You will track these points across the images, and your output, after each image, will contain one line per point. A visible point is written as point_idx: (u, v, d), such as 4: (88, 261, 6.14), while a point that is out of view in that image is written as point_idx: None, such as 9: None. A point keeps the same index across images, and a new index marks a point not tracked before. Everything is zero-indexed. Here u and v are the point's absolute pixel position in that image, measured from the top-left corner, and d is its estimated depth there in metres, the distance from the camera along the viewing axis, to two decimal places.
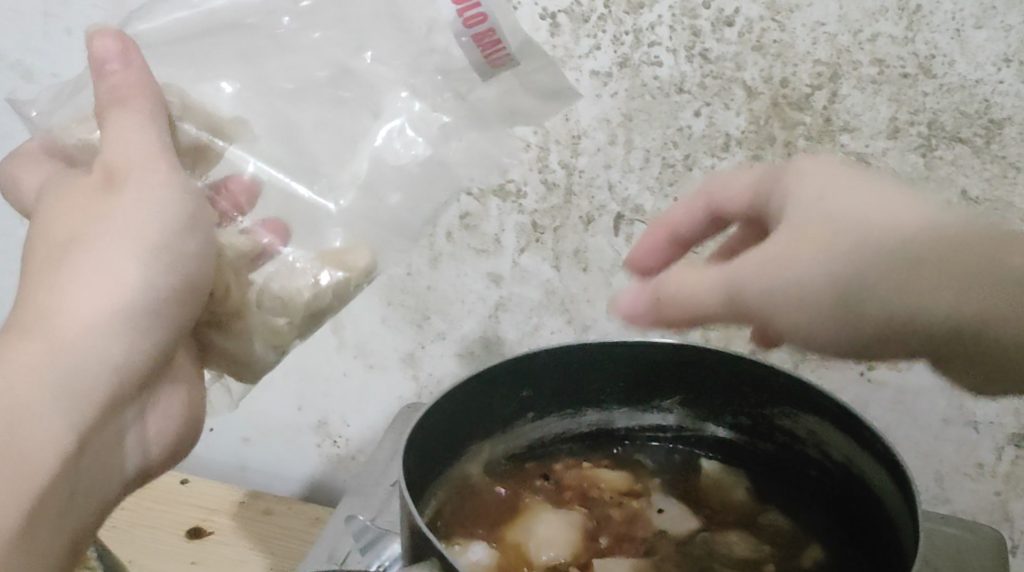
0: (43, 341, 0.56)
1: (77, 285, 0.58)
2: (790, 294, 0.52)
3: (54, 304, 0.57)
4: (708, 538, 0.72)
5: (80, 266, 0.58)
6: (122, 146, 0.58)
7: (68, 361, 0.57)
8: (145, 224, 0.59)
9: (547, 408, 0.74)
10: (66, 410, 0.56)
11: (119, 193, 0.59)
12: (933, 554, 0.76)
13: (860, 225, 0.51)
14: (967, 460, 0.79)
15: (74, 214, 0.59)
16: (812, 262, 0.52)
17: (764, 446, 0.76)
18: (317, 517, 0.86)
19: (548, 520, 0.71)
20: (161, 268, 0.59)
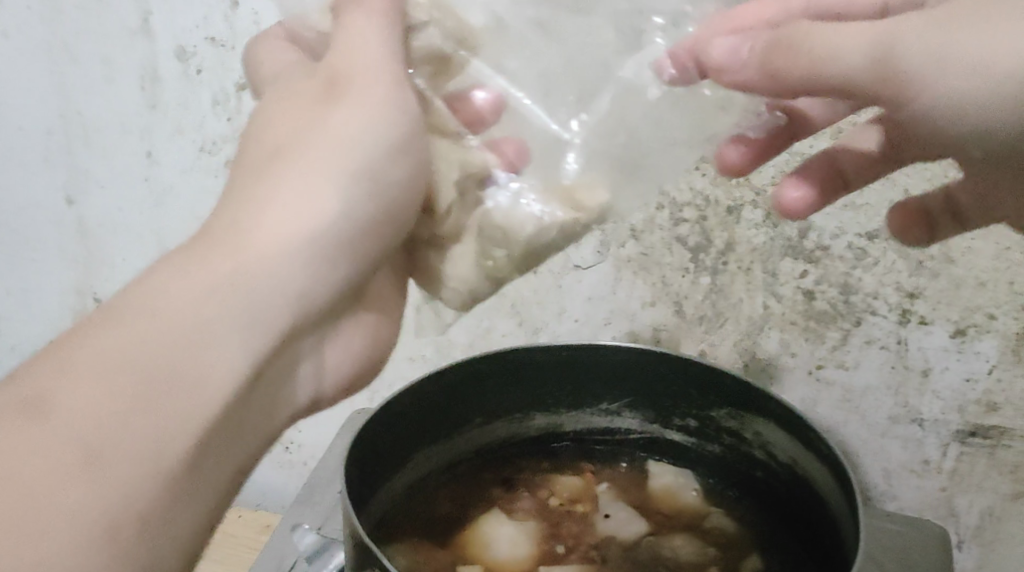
0: (236, 258, 0.56)
1: (279, 204, 0.57)
2: (958, 80, 0.55)
3: (253, 224, 0.57)
4: (653, 542, 0.74)
5: (288, 184, 0.58)
6: (353, 51, 0.58)
7: (253, 286, 0.56)
8: (355, 146, 0.58)
9: (495, 413, 0.76)
10: (239, 343, 0.55)
11: (337, 110, 0.59)
12: (879, 551, 0.77)
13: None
14: (913, 457, 0.83)
15: (291, 124, 0.59)
16: (997, 33, 0.54)
17: (713, 447, 0.77)
18: (268, 524, 0.90)
19: (508, 527, 0.75)
20: (357, 195, 0.59)
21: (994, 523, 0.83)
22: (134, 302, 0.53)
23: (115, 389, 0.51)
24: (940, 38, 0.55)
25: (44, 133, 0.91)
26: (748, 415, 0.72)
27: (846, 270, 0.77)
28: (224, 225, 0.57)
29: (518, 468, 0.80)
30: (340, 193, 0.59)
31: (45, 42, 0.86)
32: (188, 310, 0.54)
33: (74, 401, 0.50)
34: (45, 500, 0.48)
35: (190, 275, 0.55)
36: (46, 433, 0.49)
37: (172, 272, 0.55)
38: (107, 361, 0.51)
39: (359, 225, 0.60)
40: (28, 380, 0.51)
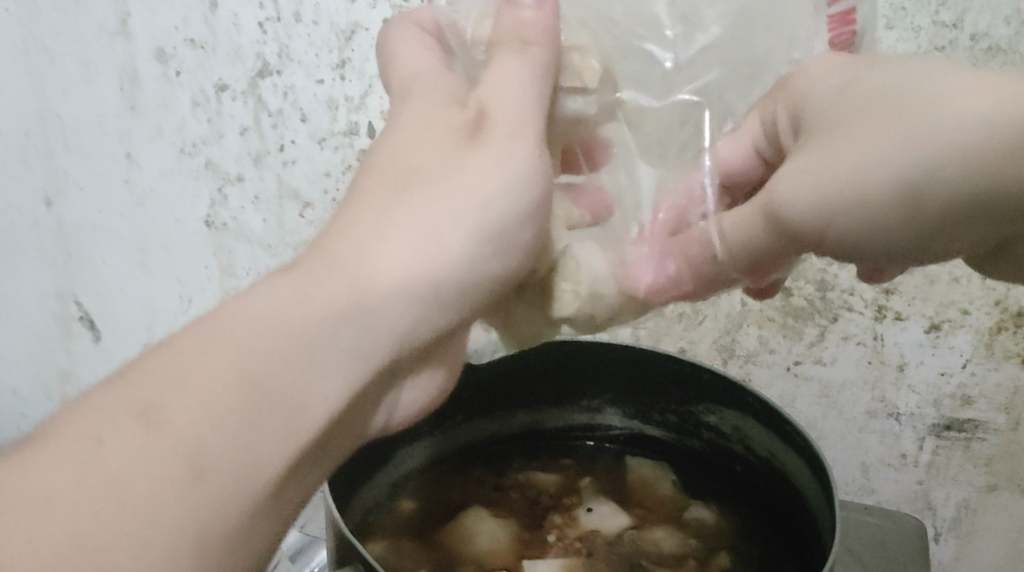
0: (359, 281, 0.46)
1: (402, 228, 0.47)
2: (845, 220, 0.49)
3: (376, 245, 0.47)
4: (636, 537, 0.75)
5: (415, 206, 0.48)
6: (503, 91, 0.50)
7: (365, 317, 0.46)
8: (493, 197, 0.49)
9: (477, 411, 0.77)
10: (346, 377, 0.46)
11: (477, 138, 0.50)
12: (855, 541, 0.79)
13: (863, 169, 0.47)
14: (890, 451, 0.84)
15: (416, 139, 0.50)
16: (847, 156, 0.47)
17: (692, 442, 0.78)
18: None
19: (488, 526, 0.74)
20: (480, 245, 0.49)
21: (971, 516, 0.84)
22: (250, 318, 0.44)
23: (232, 414, 0.42)
24: (803, 185, 0.48)
25: (22, 136, 0.90)
26: (726, 410, 0.73)
27: (822, 267, 0.77)
28: (347, 232, 0.47)
29: (502, 465, 0.81)
30: (469, 226, 0.48)
31: (22, 43, 0.86)
32: (312, 335, 0.45)
33: (185, 420, 0.41)
34: (142, 532, 0.39)
35: (315, 292, 0.45)
36: (155, 451, 0.40)
37: (294, 283, 0.46)
38: (225, 380, 0.42)
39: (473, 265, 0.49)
40: (121, 384, 0.42)
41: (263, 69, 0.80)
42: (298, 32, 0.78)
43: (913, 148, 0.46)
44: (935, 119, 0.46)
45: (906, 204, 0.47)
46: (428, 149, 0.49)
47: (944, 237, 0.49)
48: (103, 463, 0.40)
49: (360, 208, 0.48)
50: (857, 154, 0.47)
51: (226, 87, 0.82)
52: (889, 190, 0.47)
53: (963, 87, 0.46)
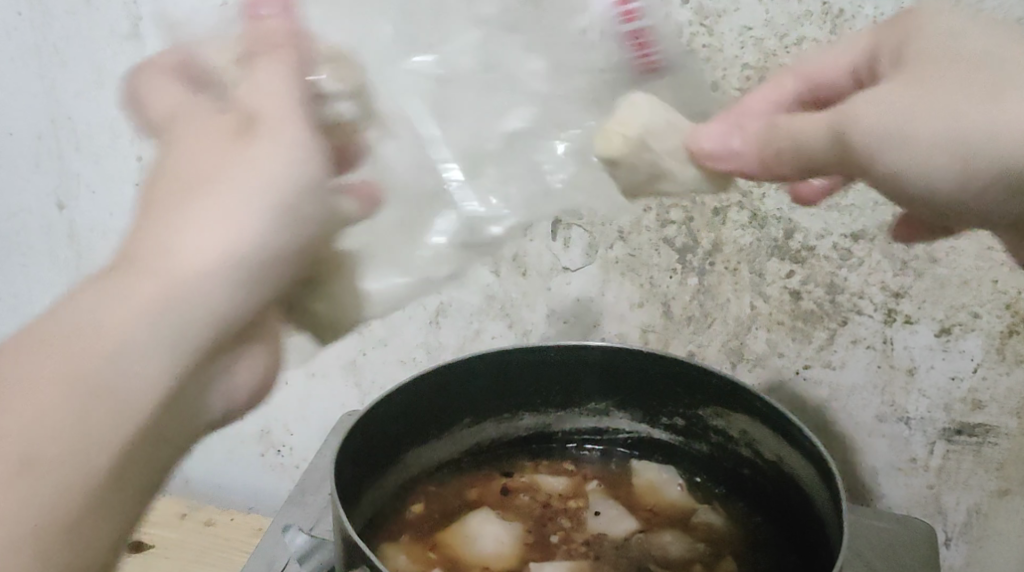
0: (156, 280, 0.46)
1: (193, 224, 0.47)
2: (910, 149, 0.50)
3: (168, 245, 0.47)
4: (643, 540, 0.75)
5: (206, 201, 0.48)
6: (263, 91, 0.50)
7: (177, 308, 0.47)
8: (285, 176, 0.49)
9: (484, 414, 0.77)
10: (161, 367, 0.47)
11: (245, 129, 0.50)
12: (866, 549, 0.78)
13: (948, 101, 0.49)
14: (900, 455, 0.83)
15: (201, 143, 0.50)
16: (942, 92, 0.49)
17: (699, 446, 0.78)
18: (259, 527, 0.91)
19: (492, 529, 0.75)
20: (282, 223, 0.50)
21: (981, 520, 0.84)
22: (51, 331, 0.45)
23: (37, 436, 0.44)
24: (889, 106, 0.50)
25: (34, 139, 0.92)
26: (734, 413, 0.72)
27: (831, 270, 0.77)
28: (134, 242, 0.47)
29: (507, 467, 0.81)
30: (265, 206, 0.49)
31: (34, 47, 0.87)
32: (112, 346, 0.45)
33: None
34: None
35: (117, 302, 0.46)
36: None
37: (84, 303, 0.46)
38: (10, 407, 0.44)
39: (275, 245, 0.50)
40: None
41: None
42: None
43: (976, 127, 0.48)
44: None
45: (968, 154, 0.49)
46: (198, 146, 0.50)
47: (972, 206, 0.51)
48: None
49: (148, 220, 0.48)
50: (919, 120, 0.49)
51: None
52: (940, 161, 0.50)
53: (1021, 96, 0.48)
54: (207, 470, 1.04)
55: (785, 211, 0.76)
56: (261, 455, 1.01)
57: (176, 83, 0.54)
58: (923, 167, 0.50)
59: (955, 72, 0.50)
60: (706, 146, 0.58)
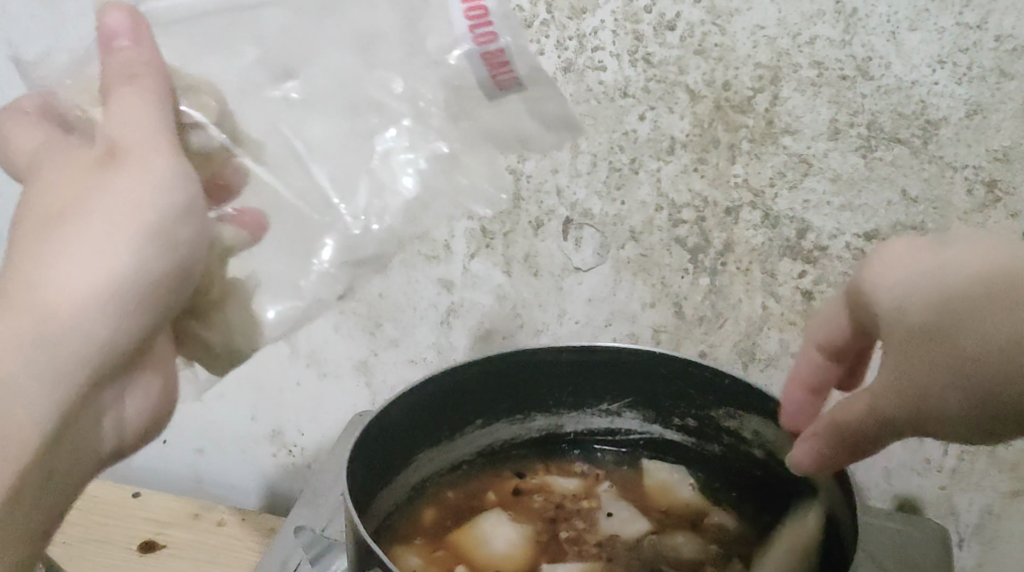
0: (33, 308, 0.55)
1: (65, 263, 0.55)
2: (919, 412, 0.54)
3: (39, 277, 0.55)
4: (656, 542, 0.75)
5: (64, 232, 0.55)
6: (125, 120, 0.55)
7: (45, 341, 0.55)
8: (147, 207, 0.56)
9: (495, 416, 0.77)
10: (44, 380, 0.55)
11: (113, 174, 0.56)
12: (879, 550, 0.78)
13: (930, 370, 0.52)
14: (913, 456, 0.83)
15: (74, 179, 0.56)
16: (920, 381, 0.53)
17: (711, 447, 0.78)
18: (272, 528, 0.91)
19: (503, 528, 0.75)
20: (151, 250, 0.57)
21: (995, 521, 0.84)
22: None
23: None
24: (886, 385, 0.55)
25: None
26: (748, 414, 0.72)
27: (844, 270, 0.77)
28: (17, 276, 0.55)
29: (518, 468, 0.81)
30: (134, 239, 0.56)
31: None
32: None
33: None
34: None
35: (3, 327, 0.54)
36: None
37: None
38: None
39: (156, 273, 0.57)
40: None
41: None
42: None
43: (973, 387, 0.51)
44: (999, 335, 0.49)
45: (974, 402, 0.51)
46: (68, 184, 0.56)
47: (1011, 430, 0.52)
48: None
49: (23, 253, 0.56)
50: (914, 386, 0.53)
51: None
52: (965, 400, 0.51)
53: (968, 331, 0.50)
54: (218, 470, 1.05)
55: (797, 211, 0.76)
56: (272, 455, 1.01)
57: (36, 125, 0.60)
58: (943, 418, 0.53)
59: (906, 342, 0.53)
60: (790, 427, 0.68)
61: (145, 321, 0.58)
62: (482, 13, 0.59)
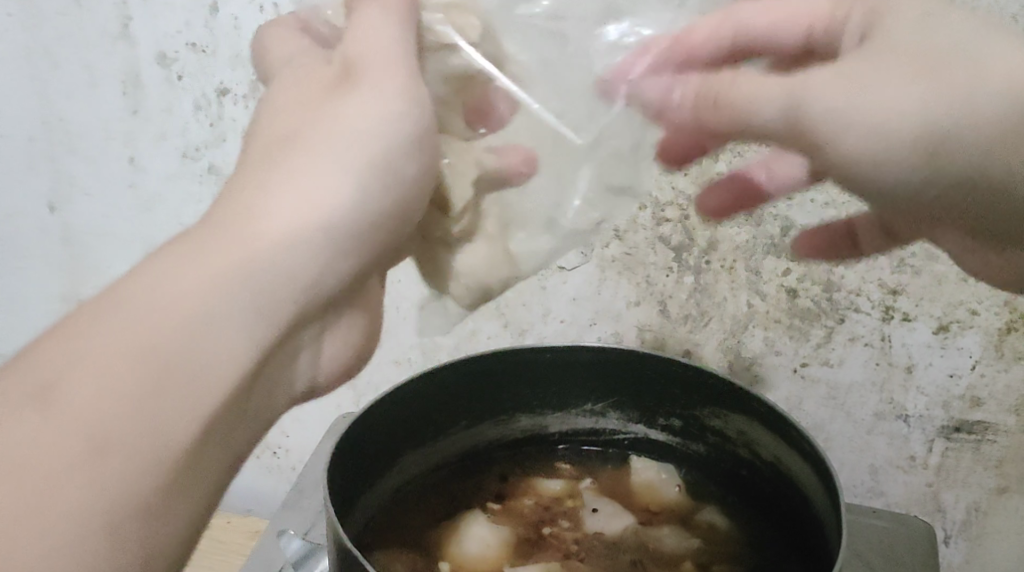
0: (244, 235, 0.52)
1: (280, 191, 0.53)
2: (848, 127, 0.53)
3: (259, 208, 0.53)
4: (639, 535, 0.75)
5: (283, 162, 0.54)
6: (365, 42, 0.55)
7: (257, 274, 0.52)
8: (371, 134, 0.54)
9: (479, 417, 0.76)
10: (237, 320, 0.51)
11: (347, 107, 0.55)
12: (866, 549, 0.77)
13: (874, 104, 0.52)
14: (899, 454, 0.83)
15: (302, 102, 0.56)
16: (873, 101, 0.52)
17: (696, 446, 0.78)
18: (256, 530, 0.90)
19: (480, 526, 0.75)
20: (369, 185, 0.55)
21: (981, 518, 0.84)
22: (172, 256, 0.52)
23: (118, 378, 0.48)
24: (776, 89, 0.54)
25: (25, 141, 0.91)
26: (732, 414, 0.72)
27: (827, 268, 0.77)
28: (232, 203, 0.53)
29: (502, 470, 0.80)
30: (348, 171, 0.54)
31: (24, 48, 0.86)
32: (196, 303, 0.50)
33: (72, 396, 0.48)
34: (63, 483, 0.47)
35: (206, 256, 0.51)
36: (53, 425, 0.47)
37: (176, 257, 0.51)
38: (77, 376, 0.48)
39: (365, 212, 0.55)
40: (43, 354, 0.49)
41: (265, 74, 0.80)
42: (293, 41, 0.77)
43: (909, 132, 0.52)
44: (922, 90, 0.51)
45: (902, 142, 0.53)
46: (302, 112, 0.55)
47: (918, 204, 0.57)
48: (45, 439, 0.47)
49: (243, 182, 0.54)
50: (872, 100, 0.52)
51: (227, 91, 0.82)
52: (905, 147, 0.53)
53: (954, 73, 0.51)
54: None
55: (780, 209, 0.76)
56: (256, 457, 1.01)
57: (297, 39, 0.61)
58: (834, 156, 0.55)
59: (888, 52, 0.52)
60: (650, 97, 0.58)
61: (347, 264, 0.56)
62: None
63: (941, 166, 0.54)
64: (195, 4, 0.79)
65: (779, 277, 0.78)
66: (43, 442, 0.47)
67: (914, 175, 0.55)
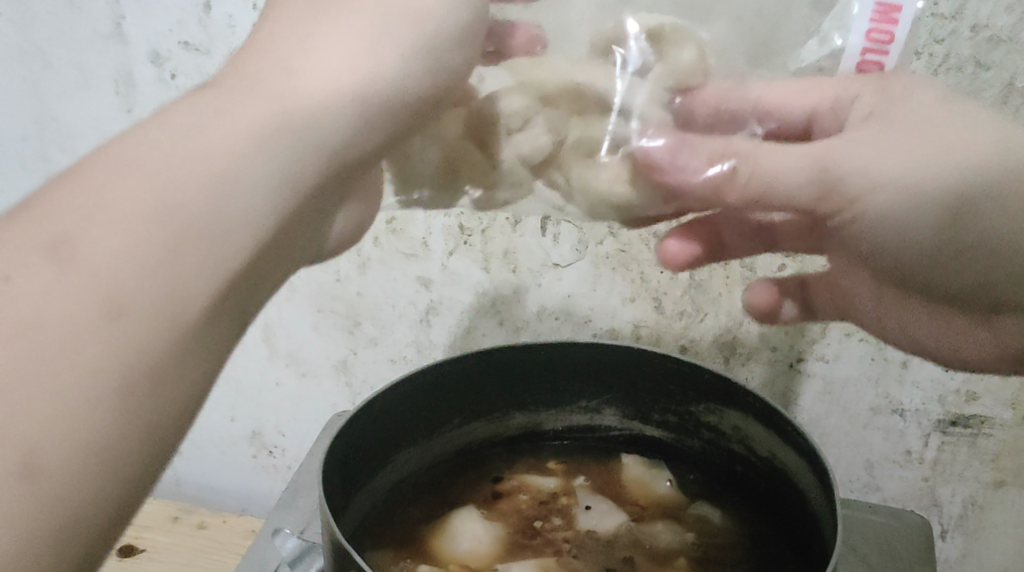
0: (269, 101, 0.50)
1: (317, 56, 0.52)
2: (894, 188, 0.58)
3: (294, 67, 0.51)
4: (635, 531, 0.75)
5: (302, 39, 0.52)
6: None
7: (292, 130, 0.50)
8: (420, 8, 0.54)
9: (474, 414, 0.76)
10: (253, 188, 0.49)
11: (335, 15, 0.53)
12: (860, 542, 0.78)
13: (910, 169, 0.58)
14: (895, 449, 0.83)
15: None
16: (909, 161, 0.58)
17: (692, 443, 0.78)
18: (251, 530, 0.90)
19: (472, 525, 0.75)
20: (408, 62, 0.54)
21: (978, 512, 0.84)
22: (195, 110, 0.49)
23: (140, 233, 0.46)
24: (798, 160, 0.58)
25: (19, 140, 0.91)
26: (727, 410, 0.72)
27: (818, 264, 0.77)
28: (246, 69, 0.52)
29: (499, 468, 0.80)
30: (366, 68, 0.52)
31: (17, 47, 0.86)
32: (219, 162, 0.48)
33: (91, 251, 0.45)
34: (77, 353, 0.44)
35: (228, 118, 0.49)
36: (60, 284, 0.44)
37: (194, 112, 0.49)
38: (92, 232, 0.45)
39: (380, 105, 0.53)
40: (53, 214, 0.46)
41: None
42: None
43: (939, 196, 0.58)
44: (949, 161, 0.58)
45: (938, 211, 0.59)
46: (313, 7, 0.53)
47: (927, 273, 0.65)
48: (53, 300, 0.44)
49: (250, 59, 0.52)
50: (912, 164, 0.58)
51: None
52: (927, 207, 0.59)
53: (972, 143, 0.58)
54: (198, 471, 1.04)
55: None
56: (253, 456, 1.01)
57: None
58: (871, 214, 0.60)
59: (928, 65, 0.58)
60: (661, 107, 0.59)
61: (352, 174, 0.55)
62: (886, 36, 0.58)
63: (965, 233, 0.60)
64: (188, 3, 0.79)
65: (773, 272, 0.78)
66: (53, 309, 0.44)
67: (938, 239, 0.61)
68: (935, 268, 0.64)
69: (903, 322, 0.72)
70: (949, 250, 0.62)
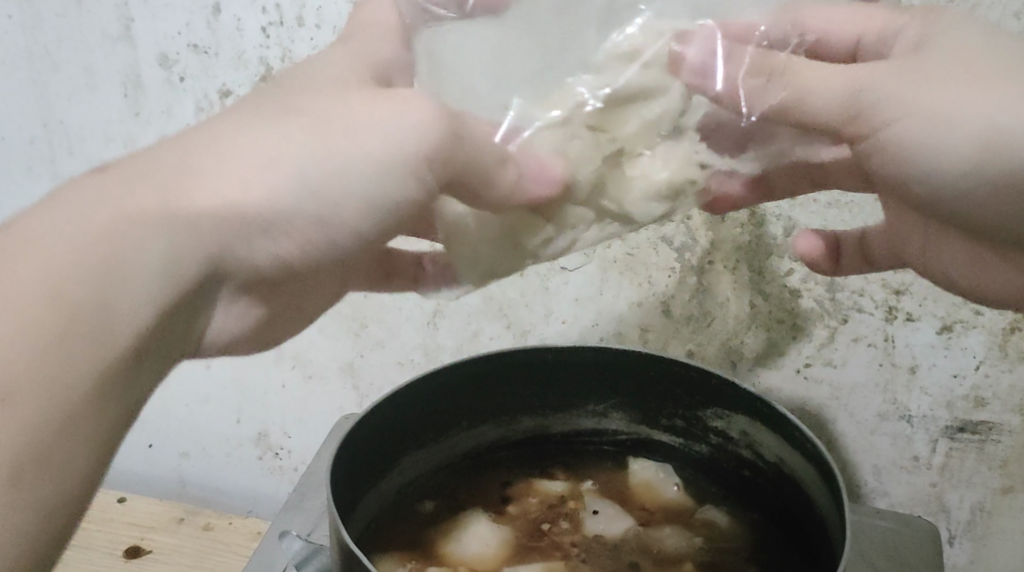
0: (213, 187, 0.51)
1: (232, 168, 0.51)
2: (927, 115, 0.54)
3: (210, 172, 0.51)
4: (642, 535, 0.75)
5: (272, 132, 0.51)
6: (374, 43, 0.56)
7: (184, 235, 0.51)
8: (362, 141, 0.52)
9: (481, 418, 0.76)
10: (166, 248, 0.51)
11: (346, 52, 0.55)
12: (869, 548, 0.77)
13: (942, 98, 0.54)
14: (903, 454, 0.83)
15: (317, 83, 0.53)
16: (941, 95, 0.54)
17: (699, 447, 0.77)
18: (257, 532, 0.90)
19: (478, 528, 0.75)
20: (341, 183, 0.52)
21: (985, 518, 0.83)
22: (115, 181, 0.51)
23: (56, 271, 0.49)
24: (834, 79, 0.57)
25: (26, 142, 0.91)
26: (735, 415, 0.72)
27: None
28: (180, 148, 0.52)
29: (505, 471, 0.80)
30: (306, 179, 0.52)
31: (24, 50, 0.86)
32: (138, 217, 0.50)
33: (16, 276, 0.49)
34: None
35: (131, 199, 0.51)
36: None
37: (116, 182, 0.51)
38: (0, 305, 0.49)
39: (335, 202, 0.52)
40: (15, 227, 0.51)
41: (266, 75, 0.80)
42: (300, 37, 0.77)
43: (978, 132, 0.53)
44: (985, 100, 0.53)
45: (974, 152, 0.54)
46: (300, 95, 0.53)
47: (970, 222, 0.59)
48: None
49: (222, 129, 0.52)
50: (948, 97, 0.54)
51: (229, 92, 0.82)
52: (962, 152, 0.54)
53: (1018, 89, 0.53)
54: (204, 472, 1.04)
55: (784, 209, 0.75)
56: (259, 458, 1.01)
57: None
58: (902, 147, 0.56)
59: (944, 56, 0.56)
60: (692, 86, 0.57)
61: (341, 234, 0.54)
62: None
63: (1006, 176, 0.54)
64: (196, 5, 0.79)
65: (783, 277, 0.78)
66: None
67: (977, 184, 0.56)
68: (977, 215, 0.58)
69: (944, 266, 0.67)
70: (992, 196, 0.56)
